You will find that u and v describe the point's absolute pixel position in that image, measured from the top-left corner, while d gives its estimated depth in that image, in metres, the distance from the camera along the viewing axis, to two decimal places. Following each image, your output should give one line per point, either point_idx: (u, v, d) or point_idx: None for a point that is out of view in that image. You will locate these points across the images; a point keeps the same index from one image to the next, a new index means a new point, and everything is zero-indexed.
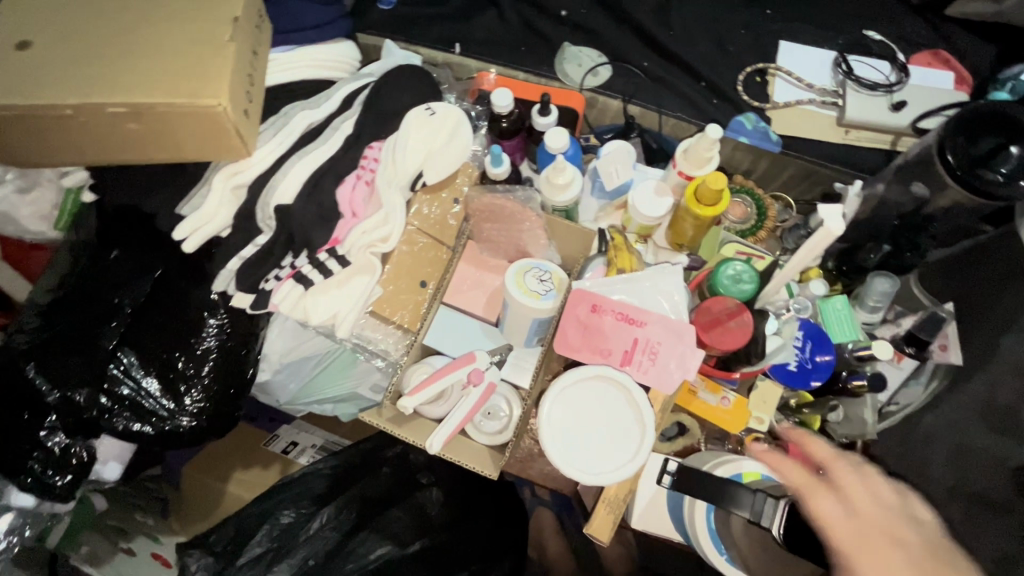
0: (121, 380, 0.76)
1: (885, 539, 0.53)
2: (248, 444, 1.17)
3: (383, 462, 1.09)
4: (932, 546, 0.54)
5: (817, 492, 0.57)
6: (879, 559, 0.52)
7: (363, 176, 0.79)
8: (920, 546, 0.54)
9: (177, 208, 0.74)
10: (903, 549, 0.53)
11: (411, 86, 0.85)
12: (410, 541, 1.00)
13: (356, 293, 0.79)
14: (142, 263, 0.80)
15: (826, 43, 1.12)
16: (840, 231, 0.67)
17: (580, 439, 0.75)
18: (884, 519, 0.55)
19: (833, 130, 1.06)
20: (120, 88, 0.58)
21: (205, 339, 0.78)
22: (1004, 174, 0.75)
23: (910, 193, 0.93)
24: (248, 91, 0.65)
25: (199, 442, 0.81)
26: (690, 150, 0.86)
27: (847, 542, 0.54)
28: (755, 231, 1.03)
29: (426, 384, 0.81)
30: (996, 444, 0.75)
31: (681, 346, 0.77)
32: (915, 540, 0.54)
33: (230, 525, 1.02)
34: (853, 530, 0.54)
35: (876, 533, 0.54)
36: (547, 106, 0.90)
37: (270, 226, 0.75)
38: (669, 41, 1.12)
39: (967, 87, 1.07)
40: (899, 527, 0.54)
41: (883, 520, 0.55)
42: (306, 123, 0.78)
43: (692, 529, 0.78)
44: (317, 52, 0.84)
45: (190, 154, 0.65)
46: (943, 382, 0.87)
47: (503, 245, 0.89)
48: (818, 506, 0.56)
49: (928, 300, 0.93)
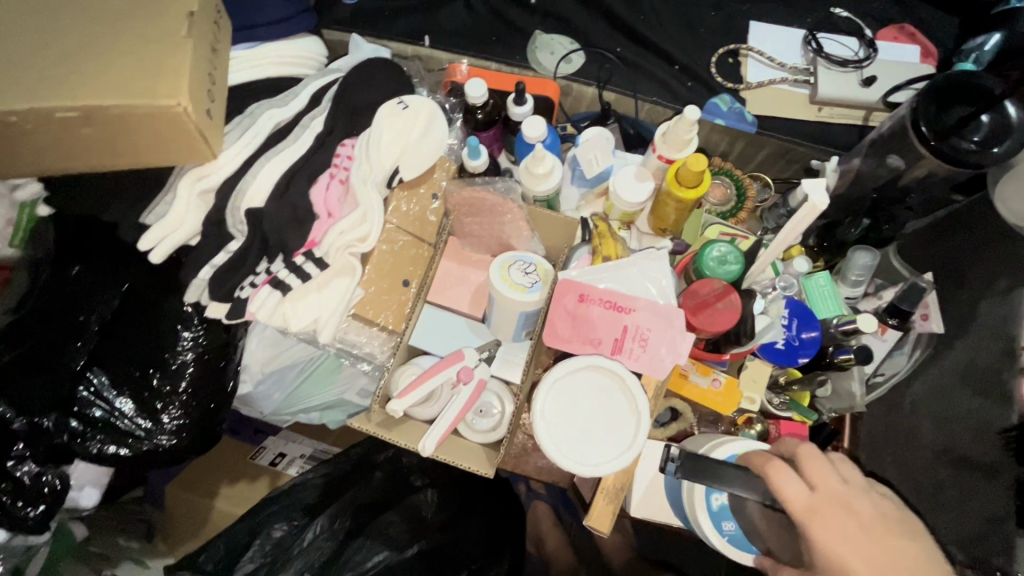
0: (92, 403, 0.73)
1: (838, 508, 0.61)
2: (234, 458, 1.15)
3: (375, 467, 1.08)
4: (877, 511, 0.61)
5: (780, 472, 0.63)
6: (833, 525, 0.60)
7: (337, 175, 0.76)
8: (865, 511, 0.61)
9: (142, 218, 0.70)
10: (853, 516, 0.60)
11: (382, 79, 0.82)
12: (407, 546, 0.98)
13: (336, 296, 0.77)
14: (108, 278, 0.75)
15: (795, 21, 1.12)
16: (824, 203, 0.68)
17: (574, 431, 0.74)
18: (837, 489, 0.62)
19: (806, 108, 1.07)
20: (70, 90, 0.55)
21: (180, 353, 0.75)
22: (977, 142, 0.76)
23: (885, 166, 0.92)
24: (210, 90, 0.62)
25: (180, 460, 0.77)
26: (670, 132, 0.85)
27: (805, 513, 0.61)
28: (736, 212, 1.03)
29: (415, 385, 0.79)
30: (979, 407, 0.76)
31: (671, 330, 0.76)
32: (866, 508, 0.61)
33: (220, 544, 0.97)
34: (812, 502, 0.61)
35: (830, 501, 0.61)
36: (522, 94, 0.87)
37: (242, 231, 0.72)
38: (641, 25, 1.12)
39: (932, 60, 1.08)
40: (850, 497, 0.62)
41: (835, 491, 0.62)
42: (274, 122, 0.74)
43: (693, 513, 0.77)
44: (281, 48, 0.81)
45: (151, 159, 0.62)
46: (926, 351, 0.88)
47: (487, 240, 0.88)
48: (779, 482, 0.63)
49: (908, 272, 0.93)
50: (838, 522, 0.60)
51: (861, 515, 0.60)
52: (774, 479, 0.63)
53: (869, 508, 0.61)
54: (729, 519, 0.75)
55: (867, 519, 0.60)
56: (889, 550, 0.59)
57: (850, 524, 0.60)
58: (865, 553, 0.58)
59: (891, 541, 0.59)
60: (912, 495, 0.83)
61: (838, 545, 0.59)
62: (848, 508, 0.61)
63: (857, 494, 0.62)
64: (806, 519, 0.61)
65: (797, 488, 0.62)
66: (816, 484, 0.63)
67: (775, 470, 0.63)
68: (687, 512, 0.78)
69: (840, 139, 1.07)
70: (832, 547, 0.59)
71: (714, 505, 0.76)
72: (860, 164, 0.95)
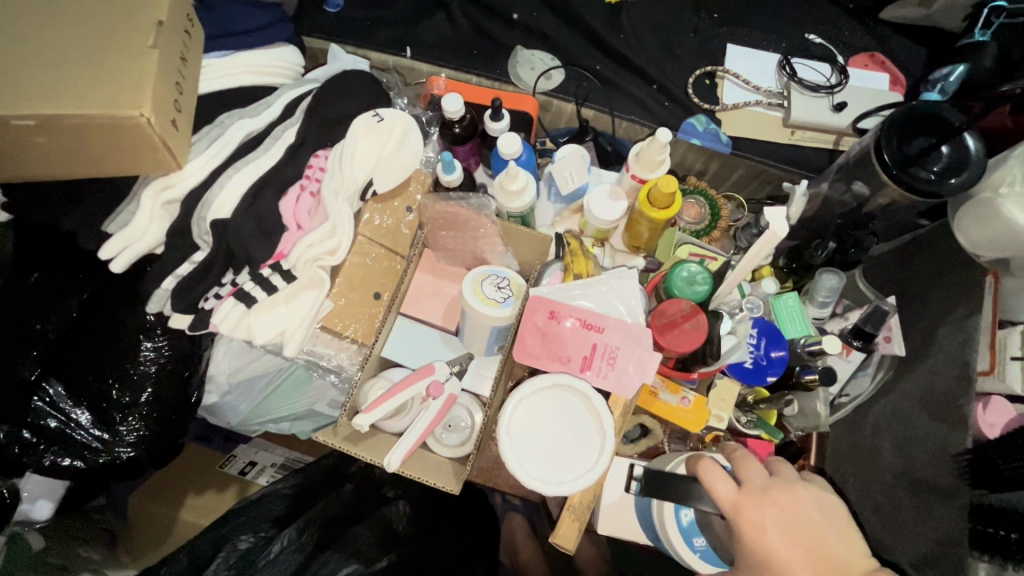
0: (47, 414, 0.71)
1: (760, 501, 0.63)
2: (204, 466, 1.14)
3: (346, 479, 1.10)
4: (802, 506, 0.63)
5: (712, 469, 0.65)
6: (756, 519, 0.61)
7: (308, 187, 0.76)
8: (789, 503, 0.63)
9: (103, 225, 0.69)
10: (777, 507, 0.62)
11: (356, 92, 0.82)
12: (376, 559, 0.94)
13: (304, 309, 0.76)
14: (66, 286, 0.74)
15: (771, 46, 1.15)
16: (784, 232, 0.70)
17: (540, 449, 0.74)
18: (760, 482, 0.64)
19: (779, 131, 1.09)
20: (27, 98, 0.54)
21: (141, 364, 0.73)
22: (936, 172, 0.78)
23: (851, 192, 0.95)
24: (176, 100, 0.61)
25: (139, 472, 0.76)
26: (642, 153, 0.86)
27: (730, 506, 0.63)
28: (709, 232, 1.05)
29: (383, 399, 0.79)
30: (937, 432, 0.78)
31: (639, 349, 0.77)
32: (791, 499, 0.63)
33: (183, 555, 0.95)
34: (737, 497, 0.63)
35: (754, 497, 0.63)
36: (499, 110, 0.88)
37: (208, 242, 0.70)
38: (620, 44, 1.13)
39: (901, 88, 1.12)
40: (775, 490, 0.63)
41: (760, 485, 0.64)
42: (245, 132, 0.74)
43: (665, 531, 0.75)
44: (255, 57, 0.80)
45: (112, 169, 0.61)
46: (889, 372, 0.91)
47: (459, 253, 0.88)
48: (707, 474, 0.65)
49: (872, 294, 0.95)
50: (760, 515, 0.62)
51: (783, 507, 0.62)
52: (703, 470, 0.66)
53: (791, 501, 0.63)
54: (701, 535, 0.73)
55: (791, 513, 0.62)
56: (812, 538, 0.61)
57: (770, 517, 0.61)
58: (785, 546, 0.60)
59: (812, 530, 0.61)
60: (873, 517, 0.84)
61: (755, 535, 0.61)
62: (766, 505, 0.62)
63: (782, 490, 0.63)
64: (733, 515, 0.63)
65: (724, 484, 0.64)
66: (746, 478, 0.65)
67: (704, 464, 0.65)
68: (660, 533, 0.76)
69: (812, 161, 1.10)
70: (757, 539, 0.61)
71: (682, 522, 0.74)
72: (828, 188, 0.97)
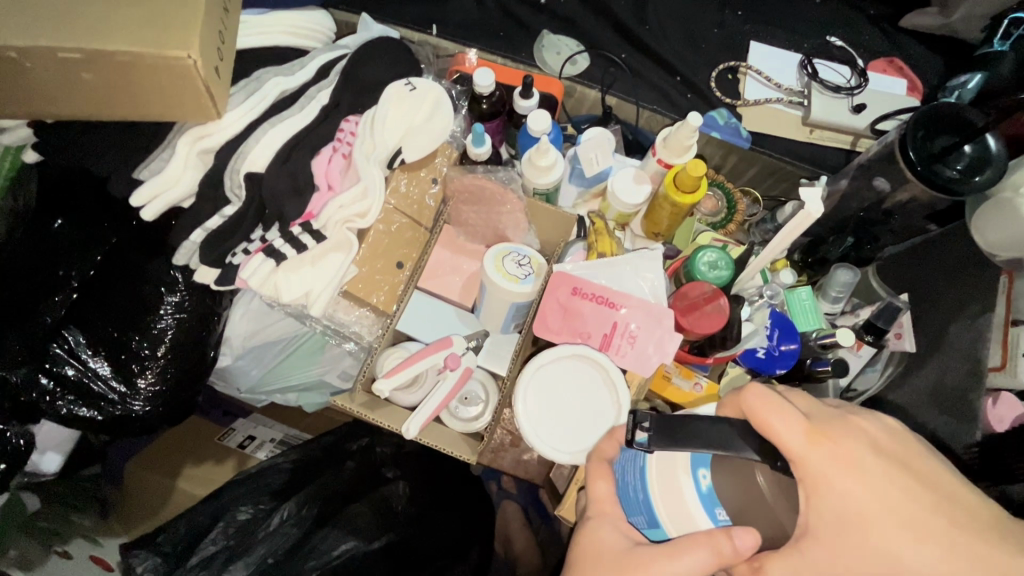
0: (65, 361, 0.73)
1: (842, 431, 0.46)
2: (199, 439, 1.09)
3: (347, 456, 1.03)
4: (889, 437, 0.47)
5: (769, 400, 0.47)
6: (844, 449, 0.45)
7: (340, 149, 0.75)
8: (876, 433, 0.47)
9: (135, 172, 0.69)
10: (864, 438, 0.46)
11: (391, 60, 0.82)
12: (375, 537, 0.92)
13: (330, 270, 0.76)
14: (91, 234, 0.76)
15: (793, 46, 1.16)
16: (818, 213, 0.74)
17: (554, 417, 0.75)
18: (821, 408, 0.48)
19: (798, 129, 1.11)
20: (75, 31, 0.53)
21: (162, 318, 0.74)
22: (960, 170, 0.80)
23: (871, 188, 0.96)
24: (220, 48, 0.61)
25: (151, 429, 0.77)
26: (671, 137, 0.86)
27: (803, 448, 0.46)
28: (726, 224, 1.05)
29: (401, 367, 0.79)
30: (945, 425, 0.81)
31: (660, 329, 0.77)
32: (877, 428, 0.47)
33: (181, 523, 0.92)
34: (810, 426, 0.46)
35: (830, 424, 0.47)
36: (529, 88, 0.88)
37: (240, 196, 0.72)
38: (647, 35, 1.14)
39: (918, 94, 1.13)
40: (855, 418, 0.48)
41: (834, 413, 0.48)
42: (280, 90, 0.74)
43: (677, 508, 0.52)
44: (289, 17, 0.79)
45: (152, 113, 0.61)
46: (898, 368, 0.89)
47: (481, 230, 0.88)
48: (758, 410, 0.47)
49: (885, 291, 0.94)
50: (845, 448, 0.45)
51: (869, 437, 0.46)
52: (752, 408, 0.48)
53: (879, 430, 0.47)
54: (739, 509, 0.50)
55: (883, 443, 0.46)
56: (911, 478, 0.45)
57: (857, 447, 0.45)
58: (881, 484, 0.44)
59: (914, 464, 0.46)
60: None
61: (839, 478, 0.45)
62: (836, 437, 0.46)
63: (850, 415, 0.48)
64: (807, 456, 0.45)
65: (792, 414, 0.46)
66: (806, 412, 0.48)
67: (755, 400, 0.47)
68: (666, 514, 0.53)
69: (829, 161, 1.11)
70: (845, 479, 0.44)
71: (703, 493, 0.51)
72: (847, 185, 0.99)
